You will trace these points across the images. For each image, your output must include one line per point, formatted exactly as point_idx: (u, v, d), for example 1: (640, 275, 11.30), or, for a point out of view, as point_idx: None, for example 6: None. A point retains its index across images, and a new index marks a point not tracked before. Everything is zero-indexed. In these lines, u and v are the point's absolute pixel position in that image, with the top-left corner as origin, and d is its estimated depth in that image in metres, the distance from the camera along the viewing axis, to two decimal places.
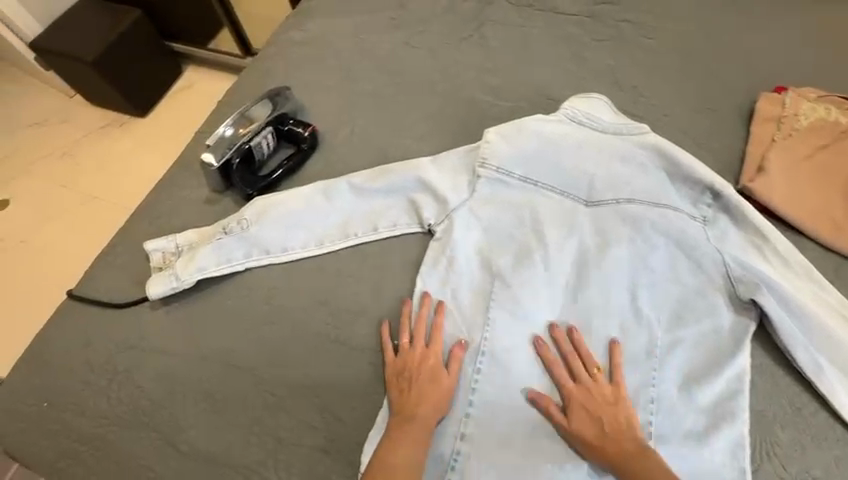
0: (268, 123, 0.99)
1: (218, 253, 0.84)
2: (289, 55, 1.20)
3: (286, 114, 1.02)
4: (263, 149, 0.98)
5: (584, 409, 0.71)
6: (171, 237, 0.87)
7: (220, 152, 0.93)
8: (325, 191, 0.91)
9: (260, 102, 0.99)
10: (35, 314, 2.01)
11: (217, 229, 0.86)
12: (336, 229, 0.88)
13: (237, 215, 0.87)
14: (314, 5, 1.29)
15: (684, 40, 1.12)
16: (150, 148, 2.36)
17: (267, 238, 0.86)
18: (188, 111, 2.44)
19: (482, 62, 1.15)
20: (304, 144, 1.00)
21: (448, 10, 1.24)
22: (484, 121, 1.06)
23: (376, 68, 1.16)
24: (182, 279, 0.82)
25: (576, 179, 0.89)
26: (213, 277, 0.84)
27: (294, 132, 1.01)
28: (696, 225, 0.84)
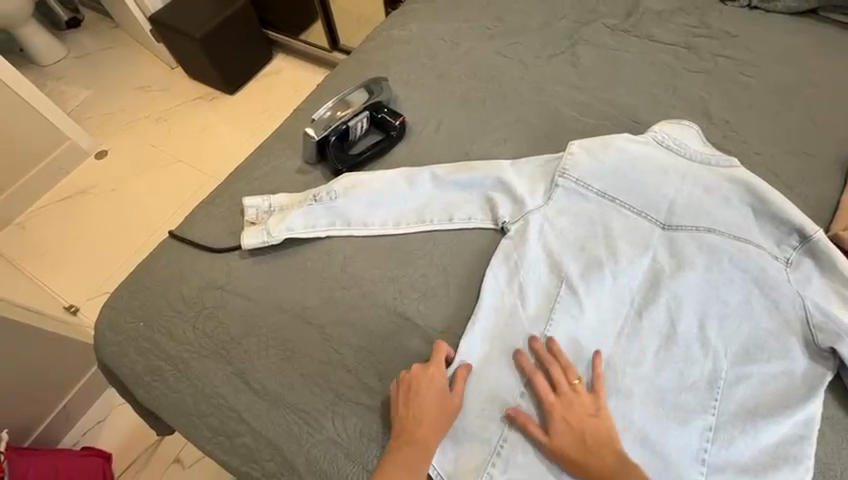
0: (365, 108, 1.06)
1: (305, 218, 0.91)
2: (387, 50, 1.29)
3: (381, 102, 1.09)
4: (356, 132, 1.06)
5: (563, 422, 0.72)
6: (266, 197, 0.95)
7: (321, 129, 1.01)
8: (408, 177, 0.96)
9: (360, 88, 1.07)
10: (113, 256, 2.21)
11: (307, 196, 0.93)
12: (413, 213, 0.94)
13: (326, 186, 0.94)
14: (416, 9, 1.38)
15: (784, 82, 1.10)
16: (235, 123, 2.56)
17: (350, 211, 0.92)
18: (274, 94, 2.63)
19: (570, 78, 1.18)
20: (394, 132, 1.07)
21: (542, 27, 1.29)
22: (566, 133, 1.08)
23: (467, 72, 1.22)
24: (272, 235, 0.89)
25: (657, 201, 0.89)
26: (298, 238, 0.91)
27: (386, 119, 1.08)
28: (776, 264, 0.82)
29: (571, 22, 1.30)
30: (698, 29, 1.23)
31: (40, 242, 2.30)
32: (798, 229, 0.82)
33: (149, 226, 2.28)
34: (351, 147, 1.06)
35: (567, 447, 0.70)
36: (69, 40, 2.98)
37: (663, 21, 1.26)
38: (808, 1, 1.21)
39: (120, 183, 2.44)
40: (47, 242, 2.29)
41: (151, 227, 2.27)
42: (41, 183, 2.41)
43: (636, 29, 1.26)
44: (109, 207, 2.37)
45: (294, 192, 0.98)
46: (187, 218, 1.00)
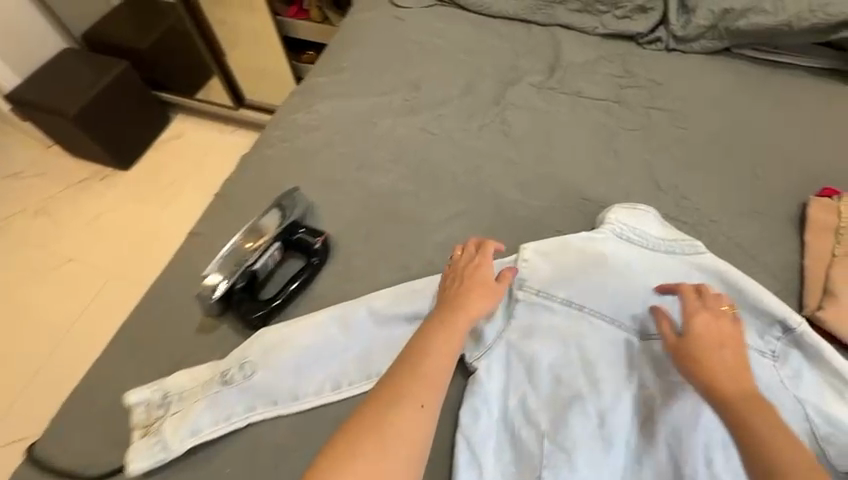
0: (276, 237, 0.87)
1: (215, 410, 0.72)
2: (294, 140, 1.10)
3: (295, 222, 0.92)
4: (272, 265, 0.86)
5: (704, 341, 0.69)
6: (159, 385, 0.74)
7: (224, 275, 0.81)
8: (342, 319, 0.79)
9: (268, 210, 0.89)
10: None
11: (213, 377, 0.73)
12: (354, 367, 0.76)
13: (236, 356, 0.75)
14: (322, 83, 1.20)
15: (719, 132, 1.06)
16: (137, 203, 2.18)
17: (273, 385, 0.73)
18: (180, 162, 2.27)
19: (506, 150, 1.06)
20: (317, 255, 0.89)
21: (466, 92, 1.17)
22: (514, 223, 0.96)
23: (390, 157, 1.06)
24: (174, 446, 0.70)
25: (630, 307, 0.79)
26: (210, 439, 0.71)
27: (306, 241, 0.90)
28: (764, 361, 0.75)
29: (494, 83, 1.19)
30: (624, 79, 1.17)
31: None
32: (779, 319, 0.76)
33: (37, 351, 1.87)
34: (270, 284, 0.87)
35: (714, 365, 0.66)
36: None
37: (588, 73, 1.19)
38: (722, 39, 1.17)
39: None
40: None
41: (42, 350, 1.87)
42: None
43: (562, 85, 1.17)
44: None
45: (199, 365, 0.78)
46: (64, 423, 0.77)
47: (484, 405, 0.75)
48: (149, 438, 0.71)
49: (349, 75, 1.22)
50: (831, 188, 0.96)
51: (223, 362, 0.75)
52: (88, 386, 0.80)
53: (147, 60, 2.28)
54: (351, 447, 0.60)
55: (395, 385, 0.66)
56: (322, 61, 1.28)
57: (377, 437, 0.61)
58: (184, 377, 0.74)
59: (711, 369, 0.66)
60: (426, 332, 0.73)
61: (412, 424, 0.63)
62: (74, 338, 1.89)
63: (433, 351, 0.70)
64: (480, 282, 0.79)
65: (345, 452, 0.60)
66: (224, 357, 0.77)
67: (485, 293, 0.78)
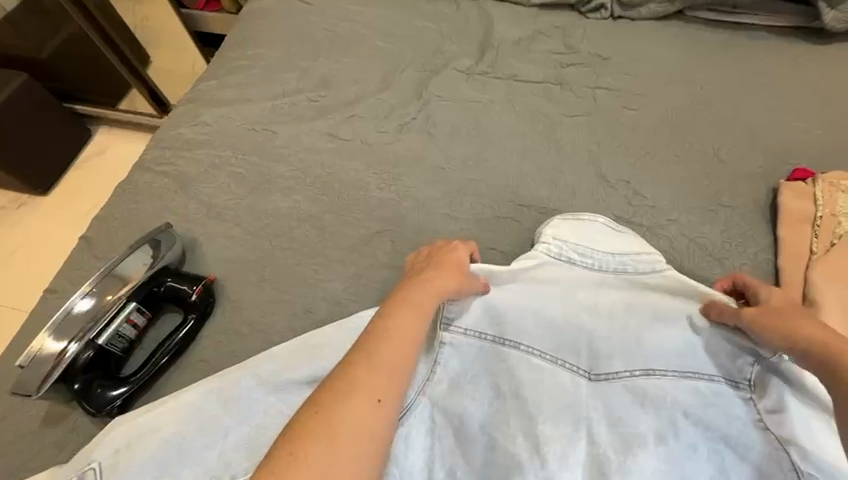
0: (138, 293, 0.70)
1: None
2: (176, 161, 0.91)
3: (167, 268, 0.73)
4: (129, 334, 0.68)
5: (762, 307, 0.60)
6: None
7: (57, 358, 0.63)
8: (222, 393, 0.63)
9: (119, 259, 0.69)
10: None
11: None
12: (236, 457, 0.60)
13: (78, 461, 0.59)
14: (212, 89, 1.01)
15: (675, 111, 0.91)
16: (46, 241, 1.63)
17: None
18: (102, 187, 1.68)
19: (430, 153, 0.90)
20: (191, 312, 0.71)
21: (382, 86, 1.00)
22: (441, 241, 0.80)
23: (293, 173, 0.88)
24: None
25: (574, 342, 0.66)
26: None
27: (177, 295, 0.72)
28: (737, 396, 0.62)
29: (416, 72, 1.01)
30: (565, 56, 1.01)
31: None
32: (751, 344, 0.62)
33: None
34: (131, 356, 0.70)
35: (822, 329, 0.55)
36: None
37: (524, 52, 1.02)
38: (672, 2, 1.02)
39: None
40: None
41: None
42: None
43: (494, 69, 1.00)
44: None
45: (43, 469, 0.62)
46: None
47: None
48: None
49: (245, 76, 1.03)
50: (804, 168, 0.82)
51: (62, 471, 0.59)
52: None
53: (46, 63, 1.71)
54: (318, 445, 0.46)
55: (374, 372, 0.52)
56: (214, 61, 1.08)
57: (357, 430, 0.48)
58: None
59: (792, 326, 0.57)
60: (391, 308, 0.59)
61: (374, 426, 0.50)
62: None
63: (406, 331, 0.57)
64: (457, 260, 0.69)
65: (314, 449, 0.46)
66: (73, 458, 0.61)
67: (461, 272, 0.67)
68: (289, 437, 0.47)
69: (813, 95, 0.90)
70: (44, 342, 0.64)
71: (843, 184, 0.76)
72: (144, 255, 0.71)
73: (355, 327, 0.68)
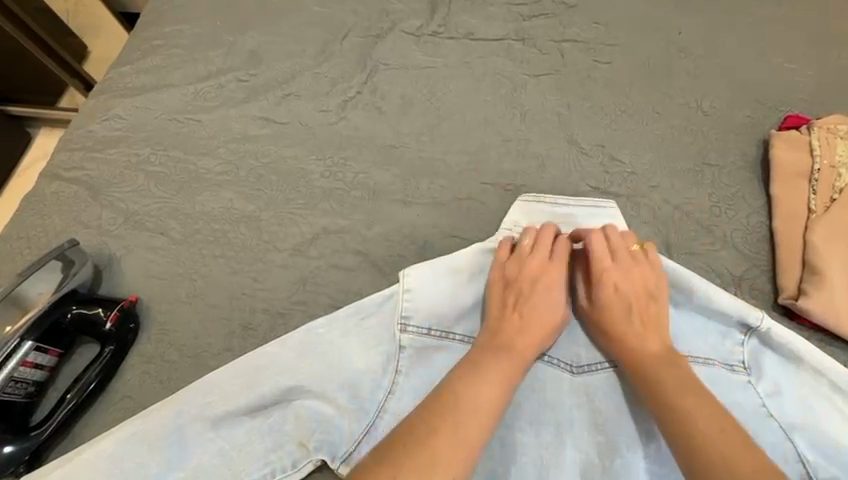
0: (37, 327, 0.58)
1: None
2: (87, 164, 0.79)
3: (75, 291, 0.62)
4: (32, 376, 0.58)
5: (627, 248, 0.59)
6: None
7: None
8: (146, 434, 0.54)
9: (9, 289, 0.57)
10: None
11: None
12: None
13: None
14: (125, 76, 0.88)
15: (652, 60, 0.81)
16: None
17: None
18: None
19: (380, 130, 0.79)
20: (108, 343, 0.61)
21: (321, 57, 0.87)
22: (397, 234, 0.70)
23: (223, 167, 0.77)
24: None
25: (555, 338, 0.59)
26: None
27: (88, 324, 0.61)
28: (734, 380, 0.55)
29: (359, 38, 0.88)
30: (526, 6, 0.89)
31: None
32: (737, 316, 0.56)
33: None
34: (41, 399, 0.60)
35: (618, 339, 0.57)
36: None
37: (479, 6, 0.90)
38: None
39: None
40: None
41: None
42: None
43: (447, 28, 0.88)
44: None
45: None
46: None
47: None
48: None
49: (162, 58, 0.89)
50: (797, 115, 0.73)
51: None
52: None
53: None
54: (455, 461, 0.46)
55: (489, 379, 0.52)
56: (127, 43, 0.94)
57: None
58: None
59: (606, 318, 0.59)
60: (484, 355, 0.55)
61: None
62: None
63: (491, 380, 0.52)
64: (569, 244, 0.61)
65: None
66: None
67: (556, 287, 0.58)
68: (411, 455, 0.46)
69: (803, 31, 0.81)
70: None
71: (839, 130, 0.68)
72: (44, 278, 0.60)
73: (299, 343, 0.58)
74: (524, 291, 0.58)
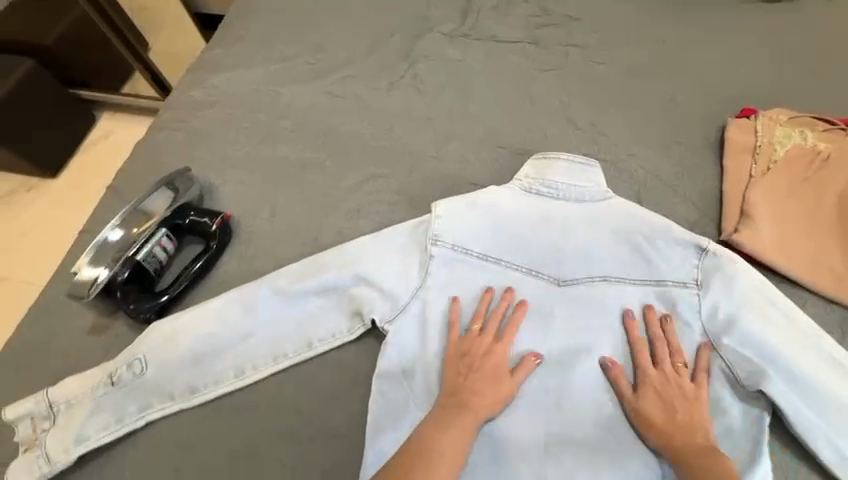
0: (164, 222, 0.80)
1: (104, 414, 0.68)
2: (189, 119, 1.01)
3: (189, 203, 0.84)
4: (159, 258, 0.79)
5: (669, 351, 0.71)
6: (41, 395, 0.69)
7: (96, 278, 0.74)
8: (241, 301, 0.74)
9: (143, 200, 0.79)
10: None
11: (100, 380, 0.69)
12: (259, 351, 0.72)
13: (129, 352, 0.70)
14: (219, 56, 1.11)
15: (638, 63, 1.01)
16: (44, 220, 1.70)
17: (169, 381, 0.70)
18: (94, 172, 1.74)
19: (417, 106, 1.00)
20: (212, 241, 0.82)
21: (374, 49, 1.10)
22: (428, 181, 0.90)
23: (296, 127, 0.99)
24: (65, 458, 0.66)
25: (547, 256, 0.77)
26: (102, 444, 0.68)
27: (199, 226, 0.82)
28: (684, 291, 0.73)
29: (404, 36, 1.11)
30: (540, 18, 1.10)
31: None
32: (693, 242, 0.73)
33: None
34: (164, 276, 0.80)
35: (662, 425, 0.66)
36: None
37: (502, 15, 1.12)
38: None
39: None
40: None
41: None
42: None
43: (476, 32, 1.10)
44: None
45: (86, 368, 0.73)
46: None
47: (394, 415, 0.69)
48: (29, 452, 0.67)
49: (248, 43, 1.13)
50: (749, 108, 0.93)
51: (116, 361, 0.70)
52: None
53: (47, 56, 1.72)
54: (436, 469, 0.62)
55: (445, 441, 0.64)
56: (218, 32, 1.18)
57: None
58: (61, 384, 0.69)
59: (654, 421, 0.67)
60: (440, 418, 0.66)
61: None
62: None
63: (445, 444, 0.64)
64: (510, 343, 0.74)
65: None
66: (114, 357, 0.72)
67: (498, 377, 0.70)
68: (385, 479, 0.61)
69: (761, 46, 1.00)
70: (83, 267, 0.75)
71: (780, 118, 0.87)
72: (167, 192, 0.81)
73: (354, 250, 0.78)
74: (470, 367, 0.71)
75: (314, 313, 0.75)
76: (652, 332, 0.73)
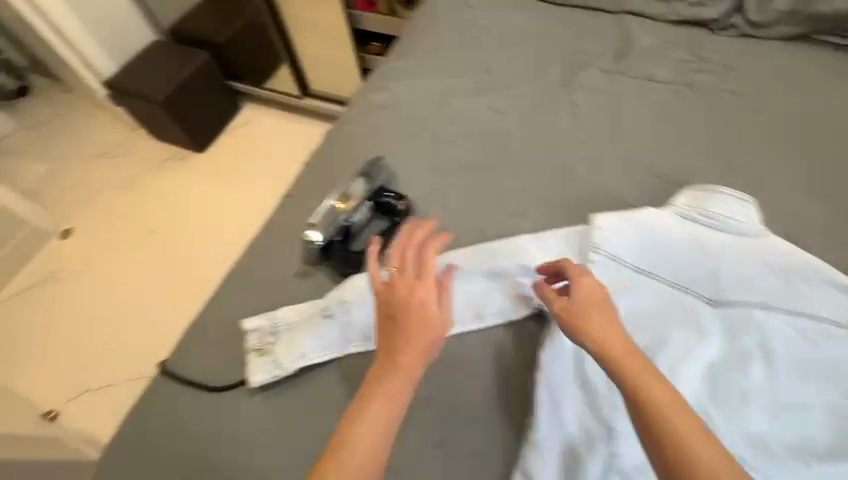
0: (366, 198, 0.97)
1: (320, 340, 0.89)
2: (372, 117, 1.20)
3: (381, 185, 1.01)
4: (359, 225, 0.96)
5: (596, 308, 0.72)
6: (269, 316, 0.92)
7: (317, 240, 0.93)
8: None
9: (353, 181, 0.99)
10: (82, 354, 2.04)
11: (318, 313, 0.91)
12: None
13: (337, 295, 0.91)
14: (397, 67, 1.30)
15: (796, 117, 1.06)
16: (216, 186, 2.47)
17: (368, 323, 0.88)
18: (257, 156, 2.54)
19: (574, 129, 1.11)
20: (398, 216, 0.98)
21: (534, 75, 1.23)
22: (583, 195, 0.99)
23: (463, 134, 1.13)
24: (285, 366, 0.89)
25: (703, 278, 0.84)
26: (314, 363, 0.89)
27: (390, 206, 0.99)
28: (842, 332, 0.78)
29: (562, 67, 1.24)
30: (696, 63, 1.18)
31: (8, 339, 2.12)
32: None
33: (123, 313, 2.12)
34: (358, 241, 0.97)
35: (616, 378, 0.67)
36: (21, 113, 2.93)
37: (658, 57, 1.21)
38: (801, 25, 1.16)
39: (88, 263, 2.29)
40: (15, 340, 2.12)
41: (114, 318, 2.11)
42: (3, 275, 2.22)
43: (631, 69, 1.20)
44: (83, 288, 2.21)
45: (301, 302, 0.94)
46: (189, 346, 0.95)
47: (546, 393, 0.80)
48: (263, 357, 0.89)
49: (423, 59, 1.31)
50: None
51: (327, 300, 0.91)
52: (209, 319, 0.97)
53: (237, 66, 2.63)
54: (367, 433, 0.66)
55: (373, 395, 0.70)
56: (396, 47, 1.38)
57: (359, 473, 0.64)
58: (290, 311, 0.92)
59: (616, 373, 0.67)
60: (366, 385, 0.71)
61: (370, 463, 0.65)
62: (146, 310, 2.12)
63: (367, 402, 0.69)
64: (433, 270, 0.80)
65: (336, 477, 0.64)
66: (323, 297, 0.93)
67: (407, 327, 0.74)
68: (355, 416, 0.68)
69: None
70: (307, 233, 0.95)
71: None
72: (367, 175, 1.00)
73: (520, 245, 0.91)
74: (400, 292, 0.77)
75: (389, 259, 0.83)
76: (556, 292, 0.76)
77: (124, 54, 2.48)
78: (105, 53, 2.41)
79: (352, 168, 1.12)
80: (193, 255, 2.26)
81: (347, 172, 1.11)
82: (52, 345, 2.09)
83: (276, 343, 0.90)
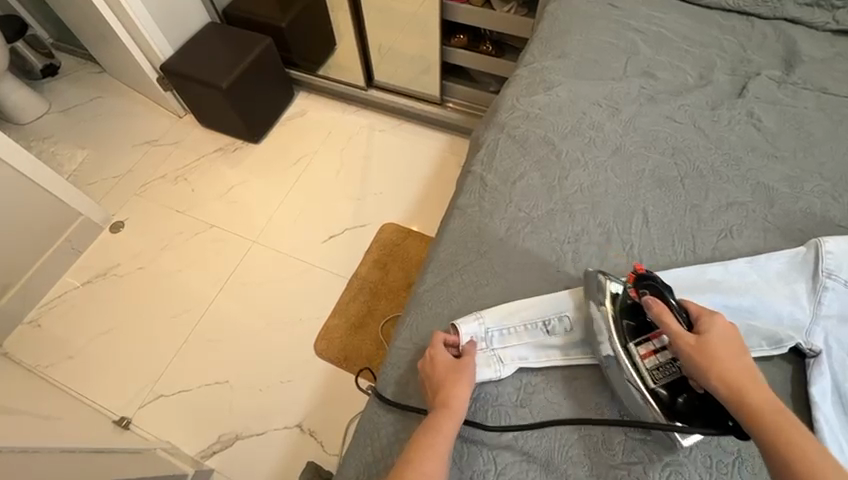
0: (619, 327, 0.76)
1: (541, 348, 0.83)
2: (539, 120, 1.12)
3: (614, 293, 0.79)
4: (631, 348, 0.74)
5: (788, 422, 0.58)
6: (479, 317, 0.85)
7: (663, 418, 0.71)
8: None
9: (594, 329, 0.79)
10: (148, 358, 1.89)
11: (536, 322, 0.84)
12: None
13: (552, 311, 0.85)
14: (549, 67, 1.22)
15: None
16: (277, 178, 2.33)
17: None
18: (320, 146, 2.42)
19: (762, 145, 1.06)
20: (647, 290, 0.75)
21: (701, 84, 1.18)
22: (794, 216, 0.95)
23: (644, 144, 1.07)
24: (505, 363, 0.81)
25: None
26: (537, 370, 0.81)
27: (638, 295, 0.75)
28: None
29: (728, 75, 1.19)
30: None
31: (63, 341, 1.95)
32: None
33: (190, 312, 1.98)
34: (650, 353, 0.73)
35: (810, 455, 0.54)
36: (49, 94, 2.70)
37: (830, 70, 1.16)
38: None
39: (148, 260, 2.13)
40: (71, 341, 1.95)
41: (179, 319, 1.97)
42: (54, 270, 2.05)
43: (804, 81, 1.16)
44: (145, 286, 2.06)
45: (512, 302, 0.87)
46: (390, 375, 0.87)
47: (831, 436, 0.72)
48: (487, 360, 0.81)
49: (578, 59, 1.23)
50: None
51: (541, 315, 0.85)
52: (410, 341, 0.88)
53: (292, 53, 2.52)
54: (430, 459, 0.65)
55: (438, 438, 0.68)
56: (538, 45, 1.30)
57: None
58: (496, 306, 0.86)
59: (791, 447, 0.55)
60: (423, 431, 0.69)
61: None
62: (216, 312, 1.98)
63: (429, 453, 0.66)
64: (695, 348, 0.66)
65: None
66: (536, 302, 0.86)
67: (449, 397, 0.72)
68: (414, 454, 0.66)
69: None
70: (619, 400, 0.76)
71: None
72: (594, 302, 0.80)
73: (738, 271, 0.87)
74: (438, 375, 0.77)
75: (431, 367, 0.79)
76: (664, 322, 0.69)
77: (181, 37, 2.30)
78: (164, 35, 2.21)
79: (535, 175, 1.03)
80: (260, 252, 2.12)
81: (529, 179, 1.02)
82: (111, 347, 1.93)
83: (496, 352, 0.82)
